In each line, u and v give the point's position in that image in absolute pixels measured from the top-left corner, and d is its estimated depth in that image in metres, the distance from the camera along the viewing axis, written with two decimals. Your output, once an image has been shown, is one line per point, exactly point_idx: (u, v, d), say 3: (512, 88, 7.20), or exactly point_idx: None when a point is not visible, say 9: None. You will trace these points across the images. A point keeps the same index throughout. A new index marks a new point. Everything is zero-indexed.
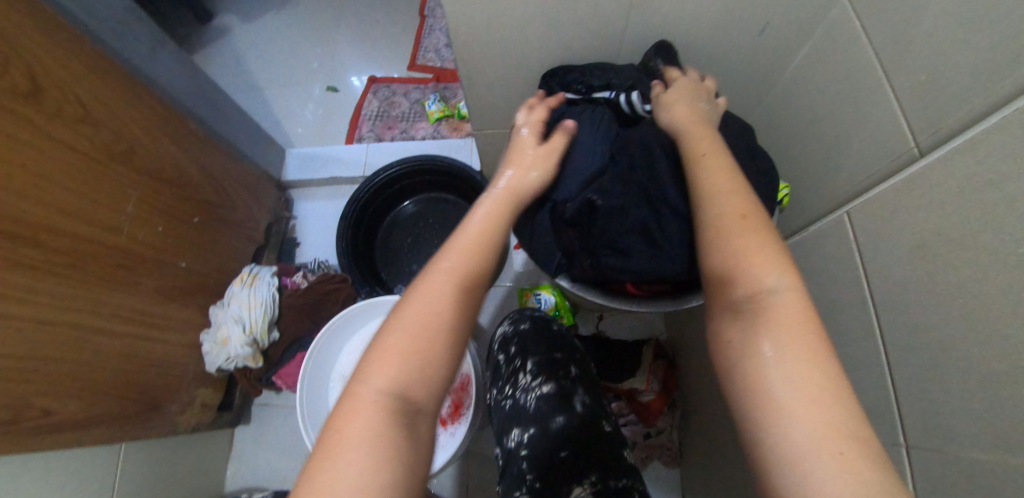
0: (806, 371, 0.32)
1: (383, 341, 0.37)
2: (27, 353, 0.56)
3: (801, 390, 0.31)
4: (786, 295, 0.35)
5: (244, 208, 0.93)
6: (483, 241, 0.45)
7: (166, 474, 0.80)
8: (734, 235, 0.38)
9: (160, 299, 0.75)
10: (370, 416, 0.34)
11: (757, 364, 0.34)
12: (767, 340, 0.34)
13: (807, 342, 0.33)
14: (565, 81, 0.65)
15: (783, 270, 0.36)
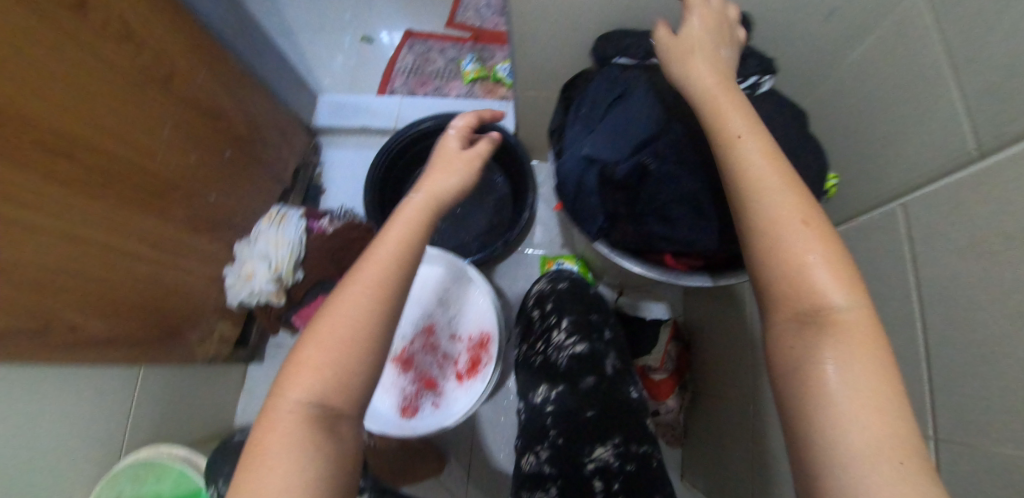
0: (864, 385, 0.32)
1: (300, 355, 0.39)
2: (65, 268, 0.57)
3: (866, 404, 0.32)
4: (852, 311, 0.35)
5: (275, 148, 0.92)
6: (401, 252, 0.43)
7: (180, 402, 0.82)
8: (799, 239, 0.37)
9: (190, 229, 0.75)
10: (290, 428, 0.36)
11: (817, 373, 0.34)
12: (824, 353, 0.34)
13: (872, 357, 0.33)
14: (622, 45, 0.62)
15: (842, 283, 0.36)
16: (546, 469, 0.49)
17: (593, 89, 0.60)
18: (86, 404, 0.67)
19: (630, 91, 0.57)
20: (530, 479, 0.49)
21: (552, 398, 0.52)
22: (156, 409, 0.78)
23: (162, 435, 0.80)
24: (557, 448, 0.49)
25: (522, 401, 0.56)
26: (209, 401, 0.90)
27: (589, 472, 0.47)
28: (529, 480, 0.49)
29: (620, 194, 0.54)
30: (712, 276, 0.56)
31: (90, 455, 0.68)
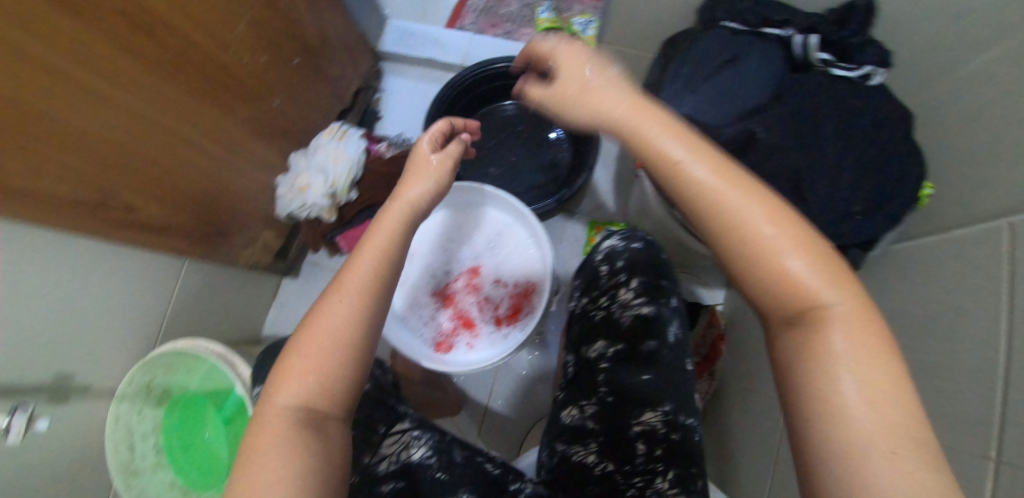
0: (874, 386, 0.27)
1: (285, 362, 0.39)
2: (130, 148, 0.56)
3: (877, 415, 0.26)
4: (845, 306, 0.30)
5: (342, 65, 0.89)
6: (382, 262, 0.43)
7: (212, 301, 0.84)
8: (774, 243, 0.31)
9: (252, 132, 0.74)
10: (279, 429, 0.37)
11: (822, 379, 0.29)
12: (828, 357, 0.29)
13: (877, 356, 0.28)
14: (735, 7, 0.59)
15: (819, 280, 0.30)
16: (590, 423, 0.50)
17: (704, 44, 0.57)
18: (125, 286, 0.69)
19: (743, 54, 0.55)
20: (572, 432, 0.52)
21: (609, 355, 0.52)
22: (189, 305, 0.80)
23: (192, 330, 0.83)
24: (604, 405, 0.50)
25: (575, 352, 0.57)
26: (241, 306, 0.92)
27: (634, 434, 0.48)
28: (569, 431, 0.52)
29: None
30: None
31: (122, 336, 0.71)
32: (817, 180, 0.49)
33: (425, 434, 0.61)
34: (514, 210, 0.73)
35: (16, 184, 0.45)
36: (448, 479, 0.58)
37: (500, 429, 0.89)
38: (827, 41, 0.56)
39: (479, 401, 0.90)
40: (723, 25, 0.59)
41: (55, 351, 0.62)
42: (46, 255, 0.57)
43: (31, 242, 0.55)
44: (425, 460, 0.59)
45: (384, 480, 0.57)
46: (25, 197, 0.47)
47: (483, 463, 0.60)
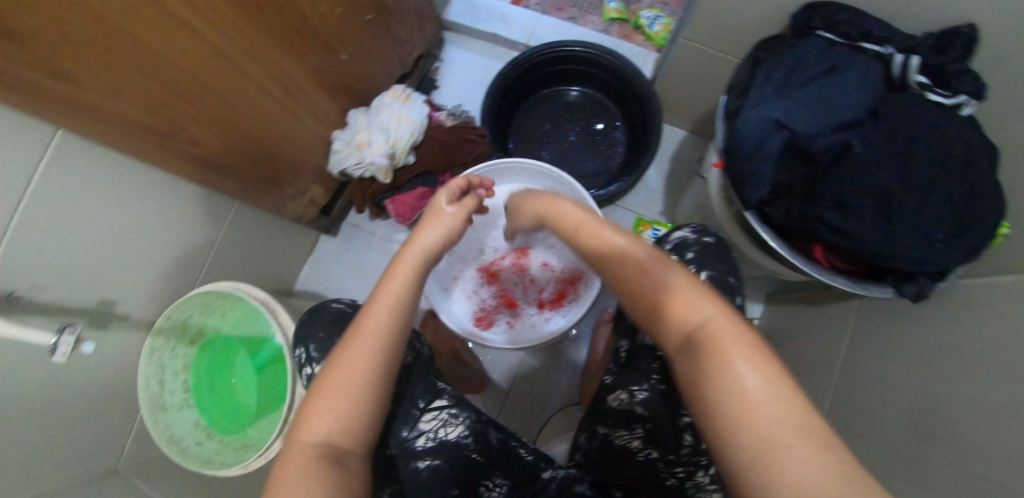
0: (763, 381, 0.31)
1: (311, 402, 0.42)
2: (199, 80, 0.55)
3: (762, 393, 0.30)
4: (716, 319, 0.36)
5: (408, 29, 0.87)
6: (397, 309, 0.46)
7: (250, 249, 0.85)
8: (661, 282, 0.41)
9: (317, 84, 0.73)
10: (303, 465, 0.39)
11: (718, 388, 0.32)
12: (722, 367, 0.32)
13: (751, 351, 0.33)
14: (834, 18, 0.57)
15: (691, 310, 0.38)
16: (639, 409, 0.51)
17: (804, 50, 0.56)
18: (172, 221, 0.69)
19: (844, 66, 0.54)
20: (619, 415, 0.52)
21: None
22: (229, 248, 0.81)
23: (230, 274, 0.83)
24: (656, 392, 0.51)
25: (629, 337, 0.56)
26: (278, 257, 0.92)
27: (683, 425, 0.48)
28: (617, 415, 0.52)
29: (803, 166, 0.52)
30: (860, 283, 0.54)
31: (167, 271, 0.71)
32: (907, 202, 0.48)
33: (463, 412, 0.58)
34: (571, 193, 0.71)
35: (78, 95, 0.44)
36: (484, 459, 0.57)
37: (524, 413, 0.89)
38: (924, 64, 0.53)
39: (501, 384, 0.91)
40: (819, 34, 0.59)
41: (106, 276, 0.62)
42: (109, 174, 0.58)
43: (98, 157, 0.56)
44: (462, 440, 0.56)
45: (420, 456, 0.55)
46: (85, 108, 0.46)
47: (517, 448, 0.58)
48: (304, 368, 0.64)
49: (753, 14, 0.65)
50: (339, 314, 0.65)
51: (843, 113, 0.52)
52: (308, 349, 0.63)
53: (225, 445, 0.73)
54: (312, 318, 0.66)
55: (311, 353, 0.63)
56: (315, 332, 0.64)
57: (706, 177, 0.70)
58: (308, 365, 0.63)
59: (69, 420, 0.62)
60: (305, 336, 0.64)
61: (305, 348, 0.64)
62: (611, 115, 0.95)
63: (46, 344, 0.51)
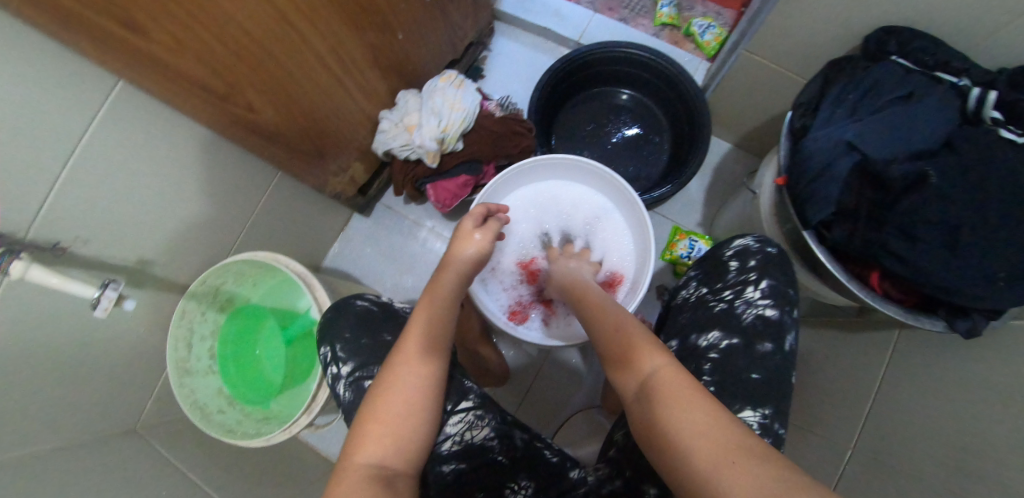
0: (691, 414, 0.34)
1: (363, 428, 0.44)
2: (263, 48, 0.53)
3: (701, 430, 0.33)
4: (664, 368, 0.39)
5: (463, 15, 0.86)
6: (431, 338, 0.50)
7: (287, 221, 0.85)
8: (618, 338, 0.44)
9: (371, 64, 0.72)
10: (357, 481, 0.40)
11: (662, 427, 0.35)
12: (664, 407, 0.36)
13: (692, 394, 0.36)
14: (909, 45, 0.57)
15: (641, 357, 0.41)
16: None
17: (879, 75, 0.55)
18: (218, 188, 0.68)
19: (920, 94, 0.53)
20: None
21: (721, 348, 0.51)
22: (267, 219, 0.81)
23: (264, 244, 0.83)
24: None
25: (679, 339, 0.55)
26: (309, 232, 0.93)
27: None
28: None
29: (871, 189, 0.53)
30: (912, 314, 0.53)
31: (205, 237, 0.71)
32: (977, 234, 0.47)
33: (489, 414, 0.58)
34: (622, 200, 0.75)
35: (144, 49, 0.43)
36: (508, 461, 0.56)
37: (542, 410, 0.91)
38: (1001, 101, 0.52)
39: (525, 378, 0.92)
40: (893, 59, 0.58)
41: (149, 236, 0.62)
42: (164, 134, 0.57)
43: (156, 116, 0.55)
44: (487, 442, 0.56)
45: (447, 460, 0.54)
46: (148, 61, 0.45)
47: (542, 450, 0.58)
48: (328, 368, 0.60)
49: (821, 34, 0.65)
50: (365, 312, 0.63)
51: (915, 142, 0.52)
52: (334, 349, 0.60)
53: (247, 416, 0.73)
54: (336, 316, 0.63)
55: (337, 353, 0.60)
56: (341, 330, 0.61)
57: (756, 189, 0.72)
58: (333, 364, 0.60)
59: (93, 373, 0.62)
60: (332, 334, 0.61)
61: (331, 347, 0.60)
62: (658, 123, 0.96)
63: (89, 298, 0.49)
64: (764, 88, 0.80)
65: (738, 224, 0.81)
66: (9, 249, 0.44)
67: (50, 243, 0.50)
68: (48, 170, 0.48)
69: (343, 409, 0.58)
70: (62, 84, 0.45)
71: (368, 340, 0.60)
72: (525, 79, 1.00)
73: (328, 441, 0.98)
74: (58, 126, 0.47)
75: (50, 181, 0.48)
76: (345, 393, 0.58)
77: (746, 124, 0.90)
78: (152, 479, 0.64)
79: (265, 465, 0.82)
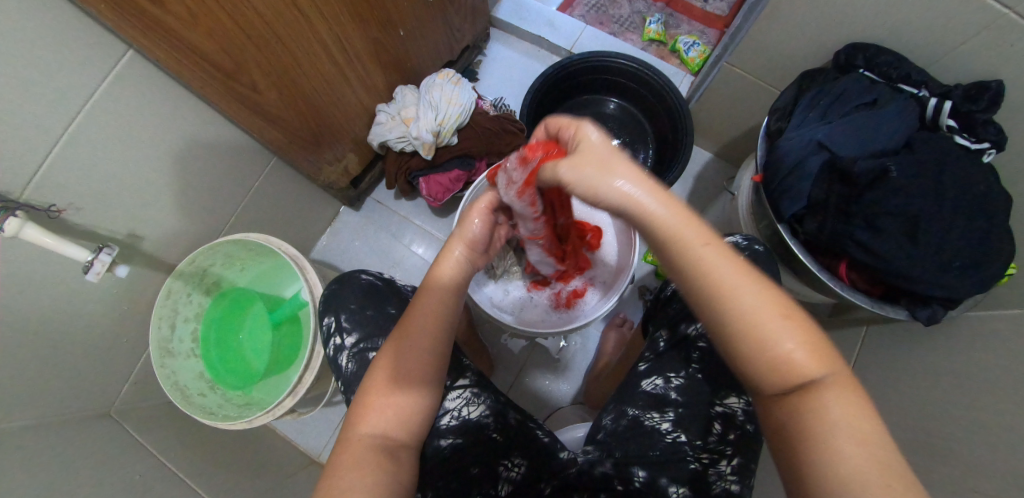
0: (855, 431, 0.28)
1: (367, 398, 0.46)
2: (269, 26, 0.55)
3: (866, 452, 0.28)
4: (834, 382, 0.30)
5: (461, 19, 0.91)
6: (436, 314, 0.49)
7: (279, 208, 0.86)
8: (783, 337, 0.30)
9: (373, 57, 0.75)
10: (359, 451, 0.43)
11: (812, 429, 0.29)
12: (824, 413, 0.29)
13: (862, 419, 0.29)
14: (874, 59, 0.62)
15: (812, 364, 0.30)
16: (673, 394, 0.57)
17: (846, 85, 0.59)
18: (215, 168, 0.69)
19: (883, 101, 0.58)
20: (653, 399, 0.58)
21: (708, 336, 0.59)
22: (258, 204, 0.81)
23: (254, 229, 0.84)
24: (692, 379, 0.58)
25: (671, 324, 0.64)
26: (298, 221, 0.93)
27: (715, 414, 0.55)
28: (650, 398, 0.59)
29: (840, 185, 0.56)
30: (878, 303, 0.57)
31: (196, 217, 0.71)
32: (935, 227, 0.51)
33: (484, 393, 0.60)
34: None
35: (159, 17, 0.45)
36: (502, 440, 0.57)
37: (529, 401, 0.93)
38: (955, 111, 0.58)
39: (513, 373, 0.94)
40: (861, 72, 0.64)
41: (141, 211, 0.62)
42: (164, 108, 0.58)
43: (161, 87, 0.56)
44: (482, 419, 0.57)
45: (445, 434, 0.55)
46: (158, 28, 0.46)
47: (534, 429, 0.59)
48: (332, 338, 0.62)
49: (794, 49, 0.71)
50: (370, 286, 0.64)
51: (880, 144, 0.56)
52: (339, 319, 0.62)
53: (227, 400, 0.72)
54: (341, 288, 0.64)
55: (343, 322, 0.61)
56: (347, 302, 0.63)
57: (736, 193, 0.76)
58: (338, 335, 0.61)
59: (71, 347, 0.61)
60: (337, 306, 0.63)
61: (336, 317, 0.62)
62: (643, 132, 1.01)
63: (82, 260, 0.50)
64: (743, 99, 0.85)
65: (718, 227, 0.85)
66: (4, 206, 0.45)
67: (46, 204, 0.51)
68: (50, 131, 0.48)
69: (345, 380, 0.59)
70: (69, 46, 0.46)
71: (375, 311, 0.62)
72: (519, 84, 1.05)
73: (307, 436, 0.96)
74: (64, 86, 0.48)
75: (52, 141, 0.49)
76: (349, 364, 0.59)
77: (726, 135, 0.96)
78: (124, 462, 0.62)
79: (243, 456, 0.80)
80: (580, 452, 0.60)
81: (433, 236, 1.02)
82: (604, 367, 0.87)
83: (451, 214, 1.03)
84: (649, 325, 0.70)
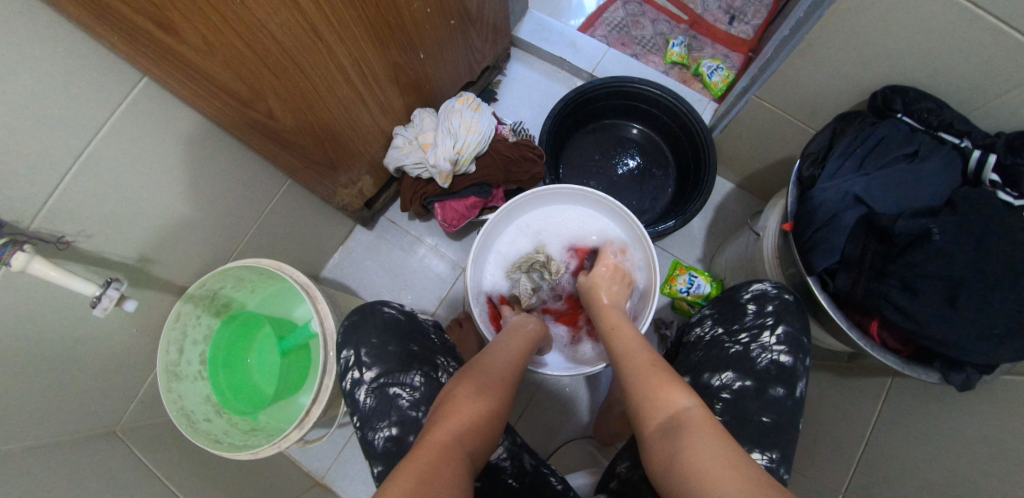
0: (717, 452, 0.37)
1: (449, 412, 0.43)
2: (288, 55, 0.54)
3: (722, 462, 0.37)
4: (694, 411, 0.42)
5: (480, 40, 0.89)
6: (515, 366, 0.53)
7: (293, 227, 0.85)
8: (649, 376, 0.47)
9: (393, 80, 0.74)
10: (439, 456, 0.38)
11: (684, 452, 0.39)
12: (692, 445, 0.39)
13: (724, 444, 0.38)
14: (913, 105, 0.60)
15: (667, 392, 0.44)
16: None
17: (886, 131, 0.58)
18: (230, 190, 0.69)
19: (924, 154, 0.56)
20: None
21: (733, 388, 0.58)
22: (272, 224, 0.80)
23: (267, 249, 0.83)
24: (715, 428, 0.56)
25: (691, 375, 0.61)
26: (311, 239, 0.92)
27: None
28: None
29: (877, 242, 0.55)
30: (909, 365, 0.54)
31: (209, 239, 0.70)
32: (976, 292, 0.49)
33: (502, 434, 0.58)
34: (631, 234, 0.78)
35: (174, 47, 0.44)
36: (518, 486, 0.55)
37: (538, 432, 0.92)
38: (998, 165, 0.55)
39: (520, 401, 0.93)
40: (898, 117, 0.61)
41: (152, 234, 0.61)
42: (181, 132, 0.57)
43: (178, 114, 0.55)
44: (500, 462, 0.56)
45: None
46: (173, 58, 0.45)
47: (548, 476, 0.57)
48: (349, 372, 0.61)
49: (827, 87, 0.69)
50: (392, 320, 0.64)
51: (920, 199, 0.55)
52: (358, 353, 0.61)
53: (233, 425, 0.71)
54: (362, 320, 0.63)
55: (362, 357, 0.60)
56: (368, 335, 0.62)
57: (760, 233, 0.74)
58: (355, 369, 0.60)
59: (78, 372, 0.60)
60: (357, 338, 0.61)
61: (355, 351, 0.61)
62: (664, 159, 0.99)
63: (90, 296, 0.49)
64: (770, 131, 0.83)
65: (738, 264, 0.82)
66: (13, 240, 0.44)
67: (55, 236, 0.50)
68: (62, 159, 0.47)
69: (361, 415, 0.59)
70: (86, 76, 0.45)
71: (396, 348, 0.61)
72: (538, 105, 1.04)
73: (313, 456, 0.95)
74: (78, 115, 0.46)
75: (63, 170, 0.48)
76: (366, 400, 0.59)
77: (749, 165, 0.93)
78: (129, 487, 0.61)
79: (247, 478, 0.79)
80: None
81: (446, 257, 1.02)
82: None
83: (465, 236, 1.02)
84: None
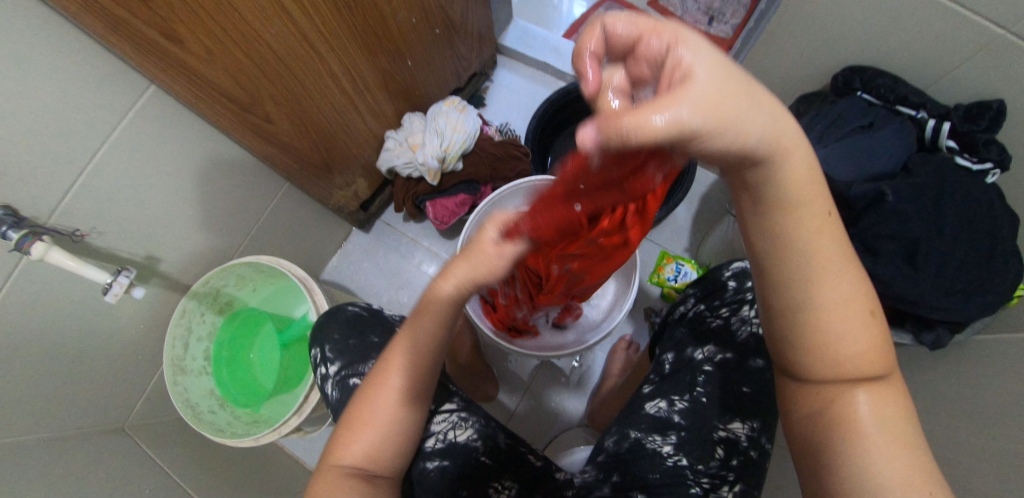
0: (891, 432, 0.32)
1: (351, 427, 0.46)
2: (282, 61, 0.58)
3: (894, 449, 0.32)
4: (877, 389, 0.34)
5: (465, 49, 0.94)
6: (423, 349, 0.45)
7: (292, 229, 0.90)
8: (844, 328, 0.33)
9: (382, 85, 0.79)
10: (340, 483, 0.43)
11: (847, 422, 0.33)
12: (860, 416, 0.33)
13: (898, 426, 0.33)
14: (871, 81, 0.63)
15: (862, 352, 0.33)
16: (676, 417, 0.56)
17: (843, 107, 0.62)
18: (231, 191, 0.73)
19: (880, 124, 0.60)
20: (655, 421, 0.56)
21: (715, 361, 0.57)
22: (272, 225, 0.85)
23: (267, 250, 0.87)
24: (696, 403, 0.56)
25: (675, 351, 0.62)
26: (310, 241, 0.96)
27: (716, 438, 0.53)
28: (653, 421, 0.57)
29: (837, 208, 0.58)
30: None
31: (210, 239, 0.74)
32: (932, 250, 0.51)
33: (473, 416, 0.58)
34: None
35: (179, 57, 0.48)
36: (491, 463, 0.56)
37: (534, 422, 0.94)
38: (953, 131, 0.58)
39: (516, 394, 0.95)
40: (858, 95, 0.64)
41: (159, 232, 0.65)
42: (184, 137, 0.61)
43: (182, 117, 0.60)
44: (471, 443, 0.56)
45: (430, 457, 0.55)
46: (177, 67, 0.49)
47: (526, 452, 0.57)
48: (318, 368, 0.63)
49: (792, 71, 0.72)
50: (355, 317, 0.66)
51: (878, 166, 0.57)
52: (323, 349, 0.63)
53: (236, 418, 0.75)
54: (329, 319, 0.66)
55: (327, 353, 0.63)
56: (332, 333, 0.64)
57: None
58: (323, 365, 0.63)
59: (92, 362, 0.63)
60: (323, 336, 0.65)
61: (321, 348, 0.64)
62: None
63: (102, 282, 0.54)
64: None
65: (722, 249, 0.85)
66: (33, 230, 0.48)
67: (71, 229, 0.54)
68: (77, 159, 0.52)
69: (331, 407, 0.61)
70: (99, 83, 0.50)
71: (357, 341, 0.63)
72: (524, 108, 1.09)
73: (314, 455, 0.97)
74: (92, 118, 0.51)
75: (78, 169, 0.52)
76: (333, 393, 0.61)
77: None
78: (138, 476, 0.63)
79: (248, 473, 0.82)
80: (579, 474, 0.60)
81: (440, 257, 1.05)
82: (609, 389, 0.87)
83: (458, 235, 1.05)
84: (657, 347, 0.68)
